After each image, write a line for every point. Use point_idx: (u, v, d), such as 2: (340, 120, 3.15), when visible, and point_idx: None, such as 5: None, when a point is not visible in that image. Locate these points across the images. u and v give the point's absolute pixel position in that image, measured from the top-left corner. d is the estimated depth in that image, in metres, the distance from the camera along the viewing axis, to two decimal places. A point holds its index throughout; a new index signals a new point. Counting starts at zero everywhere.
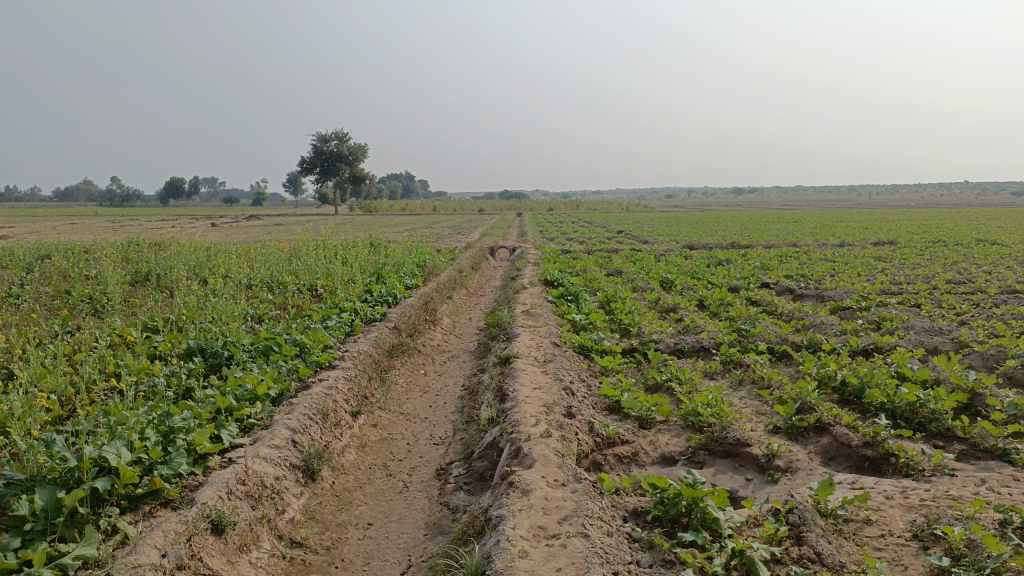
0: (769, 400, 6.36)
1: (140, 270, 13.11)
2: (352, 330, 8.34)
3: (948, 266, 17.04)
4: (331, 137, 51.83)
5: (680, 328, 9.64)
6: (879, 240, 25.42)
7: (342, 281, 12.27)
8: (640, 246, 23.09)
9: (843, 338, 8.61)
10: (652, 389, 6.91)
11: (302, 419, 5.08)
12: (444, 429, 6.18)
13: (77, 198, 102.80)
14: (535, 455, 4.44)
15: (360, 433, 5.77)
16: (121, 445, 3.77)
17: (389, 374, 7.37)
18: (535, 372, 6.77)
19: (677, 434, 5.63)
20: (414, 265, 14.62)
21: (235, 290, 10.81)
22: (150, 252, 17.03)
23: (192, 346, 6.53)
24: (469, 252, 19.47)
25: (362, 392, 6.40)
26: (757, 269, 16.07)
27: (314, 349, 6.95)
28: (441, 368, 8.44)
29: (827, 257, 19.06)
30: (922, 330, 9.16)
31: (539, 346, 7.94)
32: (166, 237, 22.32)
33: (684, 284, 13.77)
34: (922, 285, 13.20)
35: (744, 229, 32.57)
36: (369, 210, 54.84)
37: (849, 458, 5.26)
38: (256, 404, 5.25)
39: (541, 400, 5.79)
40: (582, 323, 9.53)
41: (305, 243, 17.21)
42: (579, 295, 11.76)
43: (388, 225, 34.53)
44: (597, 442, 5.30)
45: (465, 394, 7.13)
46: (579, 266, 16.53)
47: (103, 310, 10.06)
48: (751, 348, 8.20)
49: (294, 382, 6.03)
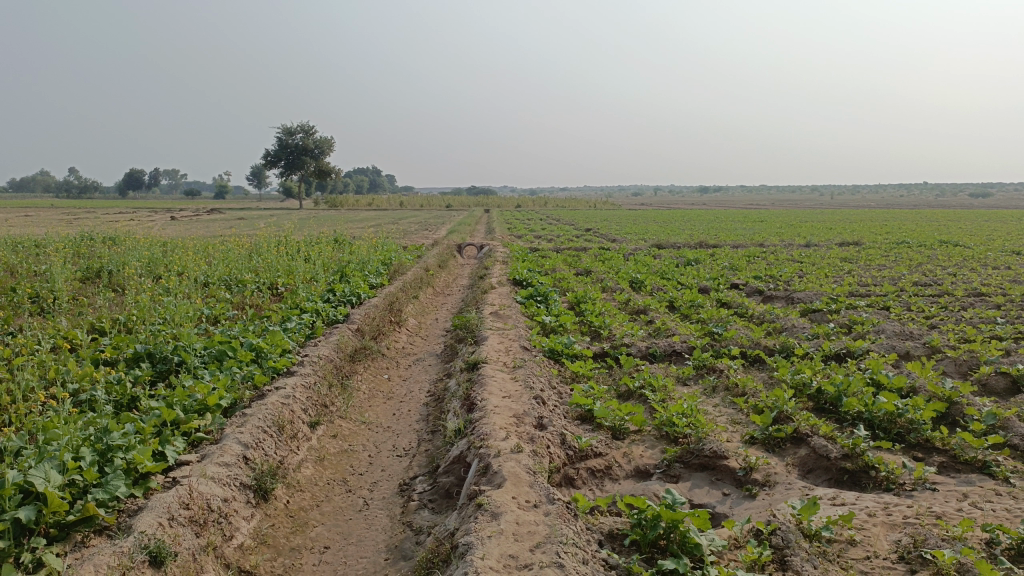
0: (745, 409, 6.18)
1: (90, 266, 12.57)
2: (313, 332, 8.00)
3: (913, 268, 17.15)
4: (296, 130, 51.00)
5: (652, 330, 9.45)
6: (843, 241, 25.64)
7: (304, 279, 11.89)
8: (608, 245, 22.95)
9: (816, 342, 8.48)
10: (625, 396, 6.69)
11: (255, 433, 4.76)
12: (408, 439, 5.89)
13: (32, 188, 100.07)
14: (504, 473, 4.17)
15: (318, 446, 5.46)
16: (51, 467, 3.44)
17: (351, 380, 7.05)
18: (504, 378, 6.51)
19: (651, 445, 5.41)
20: (380, 263, 14.26)
21: (191, 288, 10.38)
22: (104, 246, 16.43)
23: (139, 351, 6.15)
24: (436, 250, 19.15)
25: (321, 400, 6.08)
26: (726, 270, 16.00)
27: (271, 353, 6.62)
28: (405, 372, 8.13)
29: (794, 257, 19.10)
30: (893, 334, 9.08)
31: (507, 350, 7.68)
32: (122, 231, 21.63)
33: (653, 284, 13.62)
34: (890, 288, 13.20)
35: (711, 228, 32.66)
36: (334, 205, 54.06)
37: (828, 471, 5.09)
38: (206, 416, 4.92)
39: (510, 410, 5.52)
40: (552, 325, 9.29)
41: (266, 239, 16.74)
42: (548, 296, 11.53)
43: (353, 222, 33.98)
44: (569, 455, 5.06)
45: (430, 402, 6.84)
46: (548, 265, 16.31)
47: (50, 309, 9.59)
48: (724, 352, 8.03)
49: (248, 391, 5.70)
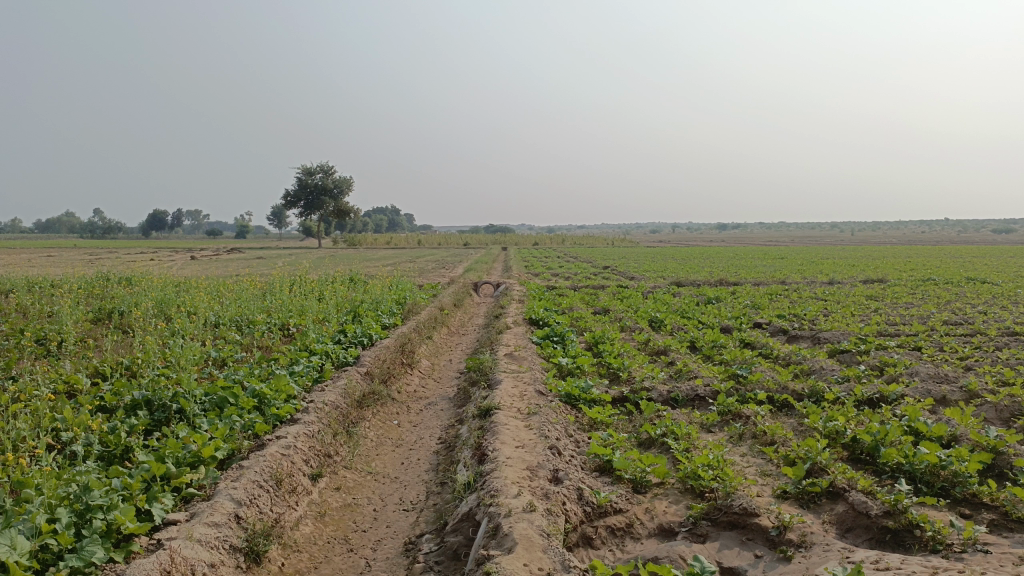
0: (775, 459, 5.80)
1: (101, 307, 12.44)
2: (321, 376, 7.72)
3: (941, 305, 16.68)
4: (316, 171, 51.49)
5: (673, 372, 9.08)
6: (867, 278, 25.19)
7: (316, 320, 11.67)
8: (627, 283, 22.64)
9: (847, 387, 8.08)
10: (645, 445, 6.32)
11: (249, 488, 4.45)
12: (415, 491, 5.56)
13: (57, 228, 101.80)
14: (515, 536, 3.83)
15: (319, 501, 5.14)
16: (18, 531, 3.17)
17: (358, 427, 6.74)
18: (517, 426, 6.17)
19: (676, 500, 5.03)
20: (394, 303, 14.04)
21: (200, 330, 10.19)
22: (119, 286, 16.34)
23: (137, 398, 5.89)
24: (452, 289, 18.94)
25: (324, 450, 5.77)
26: (749, 309, 15.60)
27: (275, 400, 6.34)
28: (416, 418, 7.80)
29: (817, 295, 18.68)
30: (927, 377, 8.66)
31: (522, 395, 7.35)
32: (139, 270, 21.63)
33: (673, 324, 13.25)
34: (920, 327, 12.76)
35: (731, 265, 32.20)
36: (352, 243, 54.21)
37: (869, 530, 4.69)
38: (200, 469, 4.64)
39: (524, 462, 5.18)
40: (569, 367, 8.95)
41: (280, 278, 16.58)
42: (566, 336, 11.19)
43: (370, 260, 33.84)
44: (587, 511, 4.70)
45: (441, 450, 6.50)
46: (565, 303, 16.02)
47: (56, 352, 9.41)
48: (749, 397, 7.64)
49: (248, 441, 5.41)
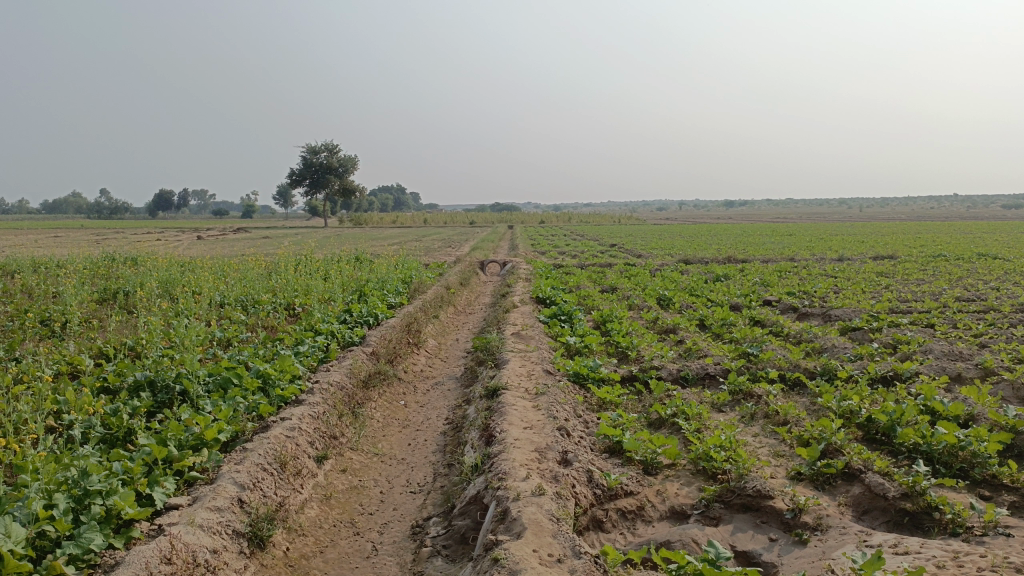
0: (788, 440, 5.69)
1: (106, 287, 12.38)
2: (326, 356, 7.63)
3: (953, 282, 16.49)
4: (322, 150, 51.26)
5: (682, 351, 8.96)
6: (877, 254, 24.97)
7: (321, 299, 11.57)
8: (634, 260, 22.49)
9: (860, 365, 7.95)
10: (656, 425, 6.21)
11: (253, 471, 4.37)
12: (422, 473, 5.47)
13: (64, 208, 101.93)
14: (524, 521, 3.74)
15: (325, 483, 5.06)
16: (13, 519, 3.09)
17: (364, 408, 6.65)
18: (526, 407, 6.06)
19: (688, 482, 4.93)
20: (400, 282, 13.94)
21: (204, 310, 10.11)
22: (124, 266, 16.28)
23: (139, 379, 5.80)
24: (459, 267, 18.82)
25: (330, 431, 5.68)
26: (758, 286, 15.44)
27: (279, 380, 6.25)
28: (423, 398, 7.71)
29: (827, 272, 18.48)
30: (942, 355, 8.52)
31: (530, 375, 7.25)
32: (145, 250, 21.56)
33: (682, 302, 13.11)
34: (932, 304, 12.58)
35: (739, 242, 31.94)
36: (358, 222, 54.06)
37: (886, 513, 4.58)
38: (202, 452, 4.56)
39: (532, 444, 5.08)
40: (577, 346, 8.83)
41: (286, 257, 16.47)
42: (573, 314, 11.07)
43: (376, 240, 33.69)
44: (597, 494, 4.61)
45: (448, 431, 6.41)
46: (572, 282, 15.89)
47: (61, 333, 9.35)
48: (761, 376, 7.52)
49: (252, 423, 5.32)
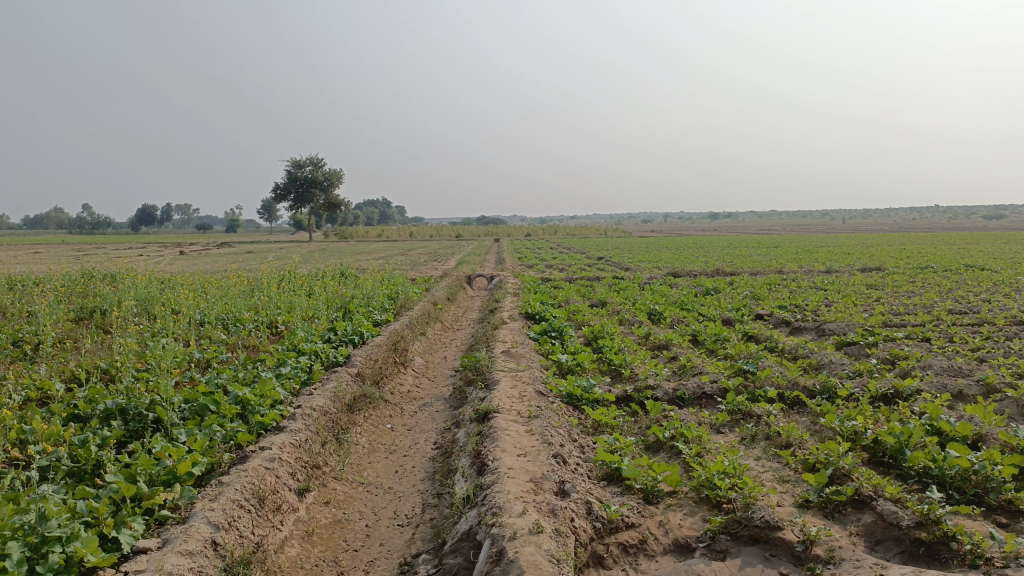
0: (793, 464, 5.45)
1: (82, 306, 12.02)
2: (309, 378, 7.34)
3: (944, 294, 16.41)
4: (306, 164, 50.93)
5: (676, 368, 8.73)
6: (864, 265, 24.97)
7: (305, 317, 11.27)
8: (623, 274, 22.31)
9: (860, 381, 7.74)
10: (654, 449, 5.96)
11: (228, 509, 4.08)
12: (410, 503, 5.19)
13: (45, 224, 100.80)
14: (521, 563, 3.46)
15: (306, 518, 4.77)
16: None
17: (349, 434, 6.37)
18: (518, 432, 5.80)
19: (691, 512, 4.67)
20: (386, 298, 13.65)
21: (183, 329, 9.79)
22: (103, 284, 15.88)
23: (110, 407, 5.49)
24: (446, 282, 18.57)
25: (312, 460, 5.39)
26: (749, 300, 15.27)
27: (259, 406, 5.96)
28: (410, 421, 7.43)
29: (817, 285, 18.36)
30: (942, 370, 8.34)
31: (521, 396, 6.99)
32: (126, 267, 21.15)
33: (673, 317, 12.90)
34: (926, 317, 12.44)
35: (726, 254, 31.93)
36: (343, 237, 53.67)
37: (900, 543, 4.35)
38: (175, 487, 4.26)
39: (527, 473, 4.82)
40: (569, 364, 8.58)
41: (269, 273, 16.14)
42: (564, 331, 10.82)
43: (363, 254, 33.37)
44: (596, 528, 4.34)
45: (437, 457, 6.14)
46: (561, 296, 15.66)
47: (33, 356, 9.00)
48: (759, 395, 7.30)
49: (229, 453, 5.03)
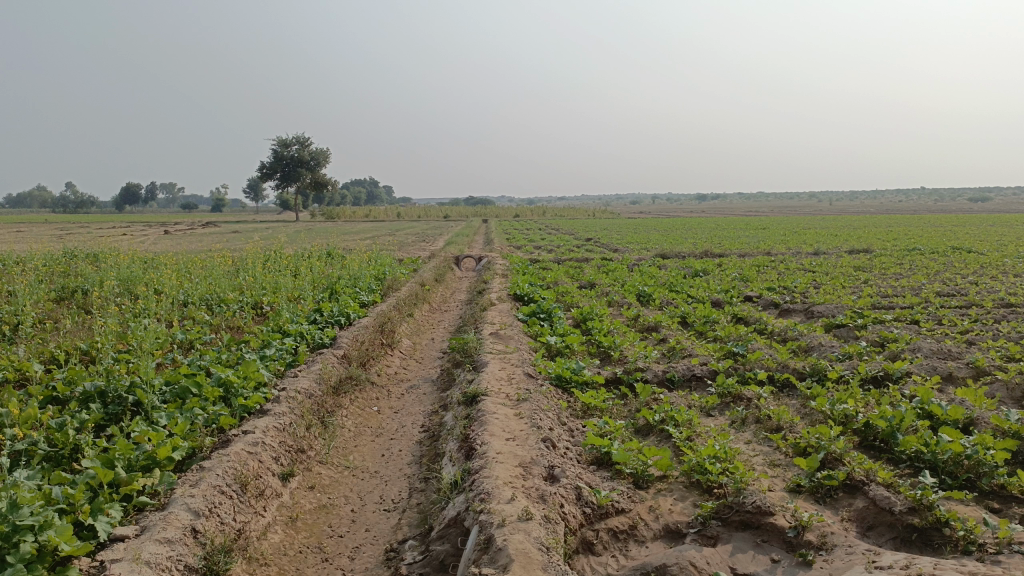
0: (783, 448, 5.40)
1: (63, 286, 11.81)
2: (295, 360, 7.22)
3: (931, 276, 16.44)
4: (292, 143, 50.41)
5: (665, 351, 8.66)
6: (852, 247, 25.02)
7: (291, 298, 11.12)
8: (611, 255, 22.24)
9: (850, 364, 7.70)
10: (643, 433, 5.89)
11: (209, 495, 3.97)
12: (397, 488, 5.10)
13: (27, 202, 99.53)
14: (510, 551, 3.38)
15: (290, 504, 4.67)
16: None
17: (334, 417, 6.26)
18: (507, 415, 5.71)
19: (682, 496, 4.61)
20: (373, 279, 13.50)
21: (166, 309, 9.62)
22: (85, 263, 15.63)
23: (88, 389, 5.34)
24: (433, 263, 18.43)
25: (296, 445, 5.29)
26: (738, 281, 15.22)
27: (242, 389, 5.84)
28: (397, 403, 7.33)
29: (806, 267, 18.35)
30: (931, 353, 8.32)
31: (510, 379, 6.90)
32: (109, 246, 20.85)
33: (662, 299, 12.84)
34: (914, 299, 12.43)
35: (714, 235, 31.89)
36: (330, 216, 53.25)
37: (892, 529, 4.30)
38: (154, 473, 4.15)
39: (516, 458, 4.73)
40: (557, 346, 8.49)
41: (255, 253, 15.94)
42: (552, 312, 10.72)
43: (351, 234, 33.11)
44: (586, 514, 4.27)
45: (424, 440, 6.05)
46: (550, 277, 15.55)
47: (12, 336, 8.83)
48: (749, 377, 7.25)
49: (211, 437, 4.92)
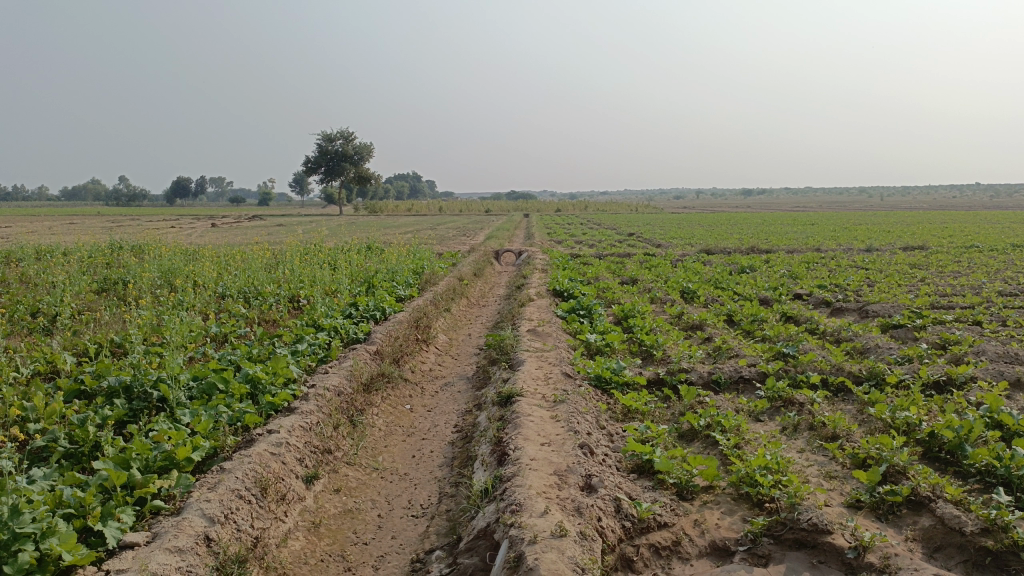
0: (840, 458, 5.02)
1: (105, 277, 11.86)
2: (326, 356, 7.05)
3: (992, 274, 15.68)
4: (336, 137, 50.72)
5: (711, 350, 8.28)
6: (906, 244, 24.12)
7: (328, 291, 10.98)
8: (654, 251, 21.77)
9: (909, 368, 7.24)
10: (687, 438, 5.56)
11: (226, 500, 3.78)
12: (427, 492, 4.86)
13: (82, 196, 102.20)
14: (541, 571, 3.11)
15: (314, 508, 4.46)
16: None
17: (365, 416, 6.05)
18: (543, 418, 5.43)
19: (730, 510, 4.27)
20: (411, 273, 13.32)
21: (202, 302, 9.55)
22: (129, 255, 15.73)
23: (114, 384, 5.21)
24: (473, 257, 18.21)
25: (323, 445, 5.09)
26: (787, 278, 14.67)
27: (270, 385, 5.66)
28: (431, 401, 7.10)
29: (858, 264, 17.67)
30: (997, 356, 7.80)
31: (547, 379, 6.62)
32: (155, 239, 21.07)
33: (707, 296, 12.40)
34: (976, 299, 11.78)
35: (761, 231, 31.15)
36: (373, 211, 53.50)
37: (963, 551, 3.91)
38: (171, 474, 3.99)
39: (551, 465, 4.45)
40: (597, 344, 8.17)
41: (295, 246, 15.90)
42: (593, 309, 10.40)
43: (392, 228, 33.14)
44: (625, 528, 3.96)
45: (457, 441, 5.80)
46: (591, 273, 15.18)
47: (50, 327, 8.81)
48: (801, 380, 6.85)
49: (234, 437, 4.74)
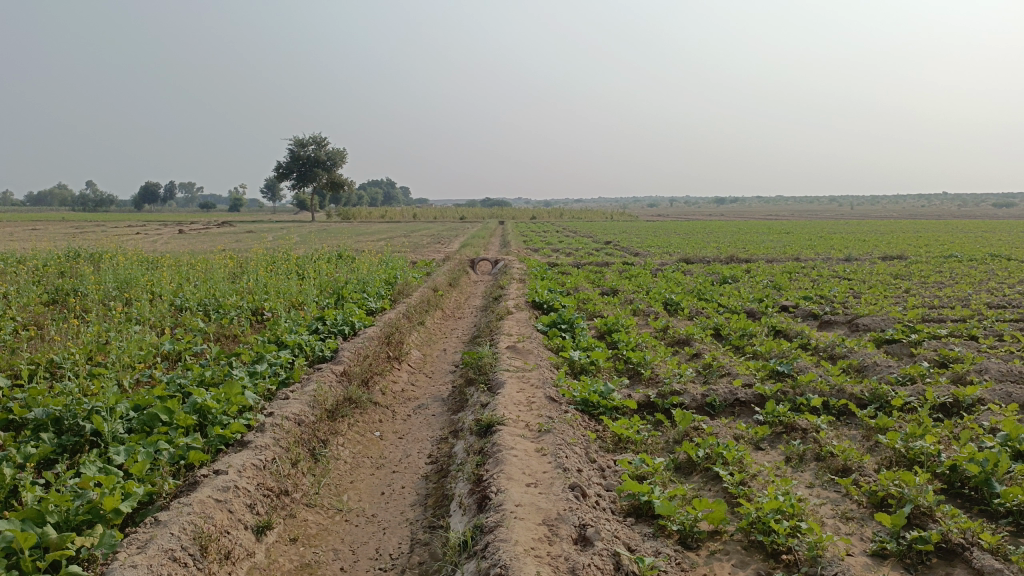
0: (856, 496, 4.56)
1: (57, 288, 11.13)
2: (288, 378, 6.45)
3: (976, 285, 15.42)
4: (309, 142, 49.93)
5: (701, 368, 7.79)
6: (884, 253, 23.98)
7: (294, 303, 10.35)
8: (632, 259, 21.38)
9: (913, 389, 6.80)
10: (685, 471, 5.05)
11: (155, 565, 3.21)
12: (396, 538, 4.30)
13: (47, 201, 99.89)
14: None
15: (265, 564, 3.88)
16: None
17: (328, 447, 5.47)
18: (528, 452, 4.89)
19: (743, 563, 3.76)
20: (383, 283, 12.73)
21: (158, 316, 8.88)
22: (85, 264, 14.91)
23: (40, 415, 4.58)
24: (448, 266, 17.63)
25: (278, 486, 4.51)
26: (771, 290, 14.27)
27: (222, 415, 5.05)
28: (402, 427, 6.52)
29: (841, 274, 17.34)
30: (1001, 375, 7.40)
31: (530, 404, 6.08)
32: (117, 245, 20.19)
33: (691, 308, 11.95)
34: (967, 312, 11.43)
35: (739, 240, 30.91)
36: (346, 217, 52.71)
37: None
38: (93, 531, 3.38)
39: (538, 514, 3.92)
40: (581, 362, 7.64)
41: (262, 254, 15.20)
42: (574, 323, 9.89)
43: (364, 235, 32.40)
44: None
45: (431, 475, 5.24)
46: (570, 283, 14.69)
47: None
48: (801, 403, 6.39)
49: (173, 480, 4.14)
